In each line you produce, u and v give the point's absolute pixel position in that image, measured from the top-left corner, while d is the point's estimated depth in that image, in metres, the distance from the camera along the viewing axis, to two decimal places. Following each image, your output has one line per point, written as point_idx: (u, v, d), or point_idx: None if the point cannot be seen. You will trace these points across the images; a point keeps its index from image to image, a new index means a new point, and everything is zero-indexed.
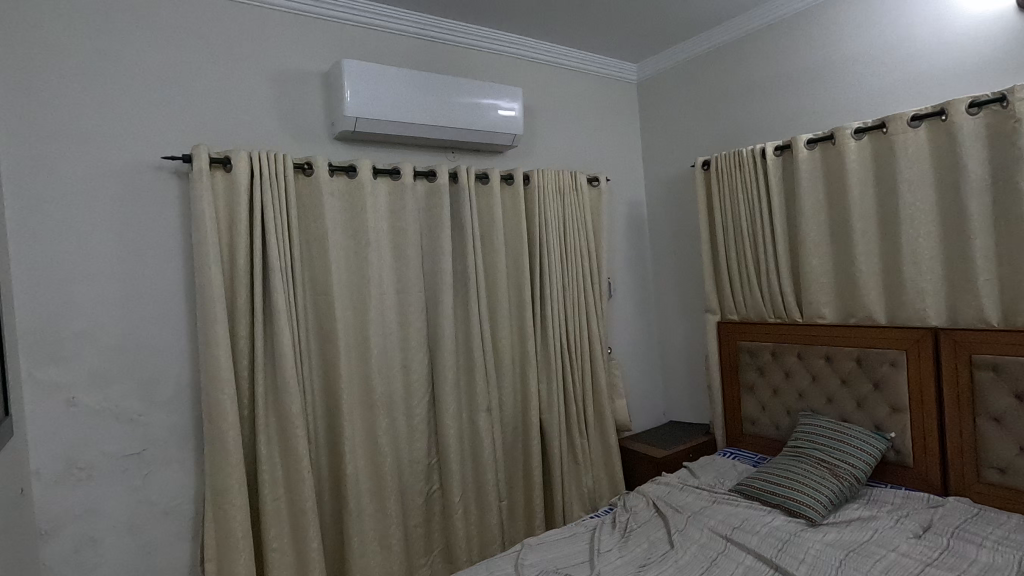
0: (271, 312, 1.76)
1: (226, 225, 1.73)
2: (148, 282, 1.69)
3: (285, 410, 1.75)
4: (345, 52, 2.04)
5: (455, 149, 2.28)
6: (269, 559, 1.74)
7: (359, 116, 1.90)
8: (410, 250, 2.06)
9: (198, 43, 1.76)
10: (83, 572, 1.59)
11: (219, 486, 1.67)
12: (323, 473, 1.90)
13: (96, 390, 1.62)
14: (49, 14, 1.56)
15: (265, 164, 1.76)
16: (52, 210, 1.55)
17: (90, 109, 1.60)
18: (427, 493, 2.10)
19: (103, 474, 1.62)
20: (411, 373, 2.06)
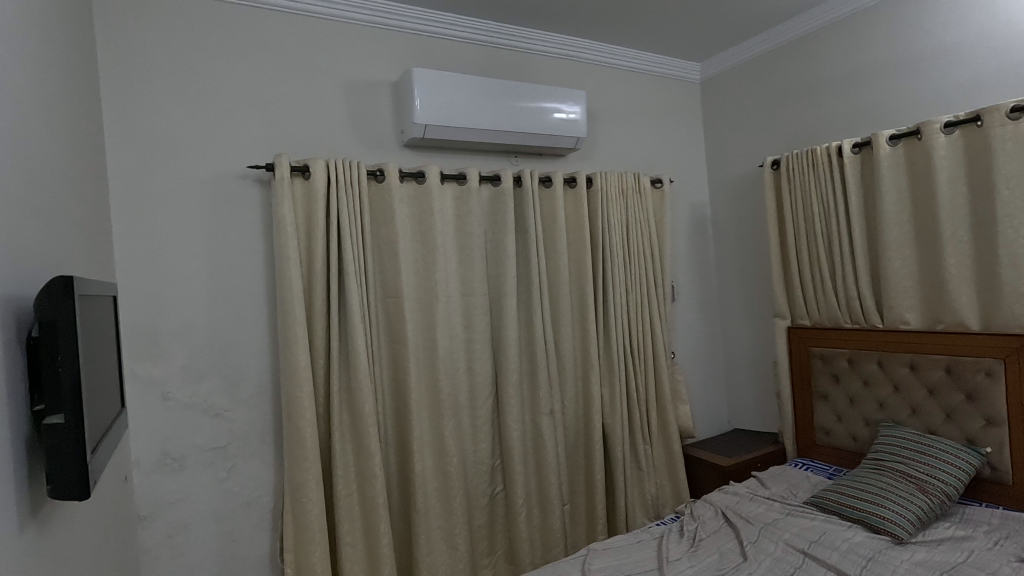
0: (346, 314, 1.83)
1: (305, 230, 1.81)
2: (233, 283, 1.79)
3: (358, 409, 1.81)
4: (413, 60, 2.10)
5: (518, 153, 2.30)
6: (342, 553, 1.80)
7: (427, 122, 1.94)
8: (476, 252, 2.09)
9: (277, 57, 1.86)
10: (176, 555, 1.70)
11: (298, 480, 1.74)
12: (391, 472, 1.96)
13: (187, 385, 1.73)
14: (148, 35, 1.68)
15: (340, 172, 1.84)
16: (152, 217, 1.67)
17: (184, 123, 1.72)
18: (491, 494, 2.12)
19: (193, 464, 1.73)
20: (475, 375, 2.09)
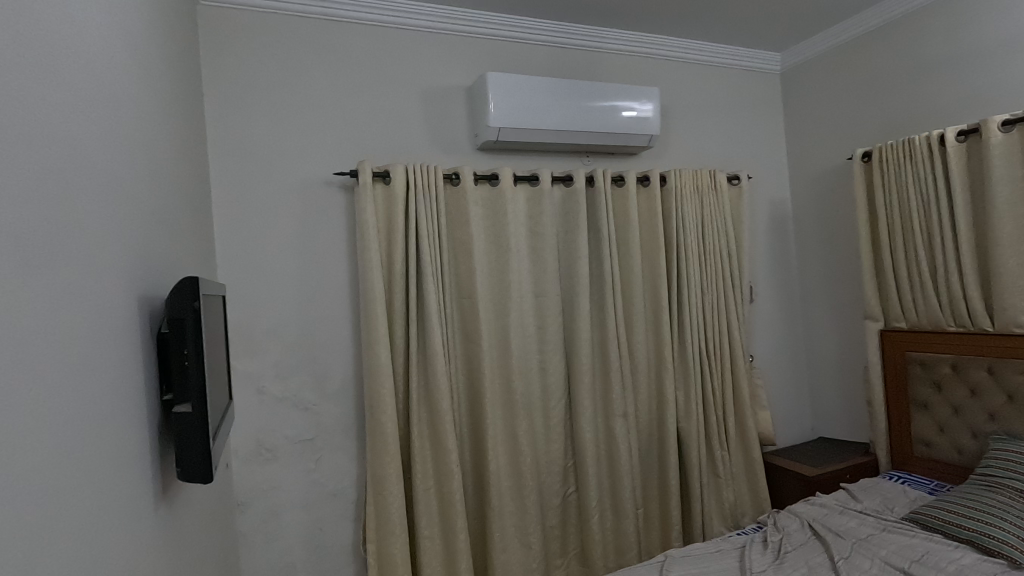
0: (424, 314, 1.88)
1: (385, 234, 1.89)
2: (321, 284, 1.89)
3: (436, 406, 1.87)
4: (487, 65, 2.13)
5: (590, 152, 2.29)
6: (421, 546, 1.86)
7: (501, 125, 1.97)
8: (548, 252, 2.09)
9: (359, 68, 1.94)
10: (269, 540, 1.81)
11: (379, 474, 1.81)
12: (466, 469, 2.00)
13: (280, 380, 1.84)
14: (245, 53, 1.80)
15: (419, 176, 1.90)
16: (249, 223, 1.80)
17: (276, 134, 1.83)
18: (563, 494, 2.12)
19: (284, 455, 1.84)
20: (548, 376, 2.09)
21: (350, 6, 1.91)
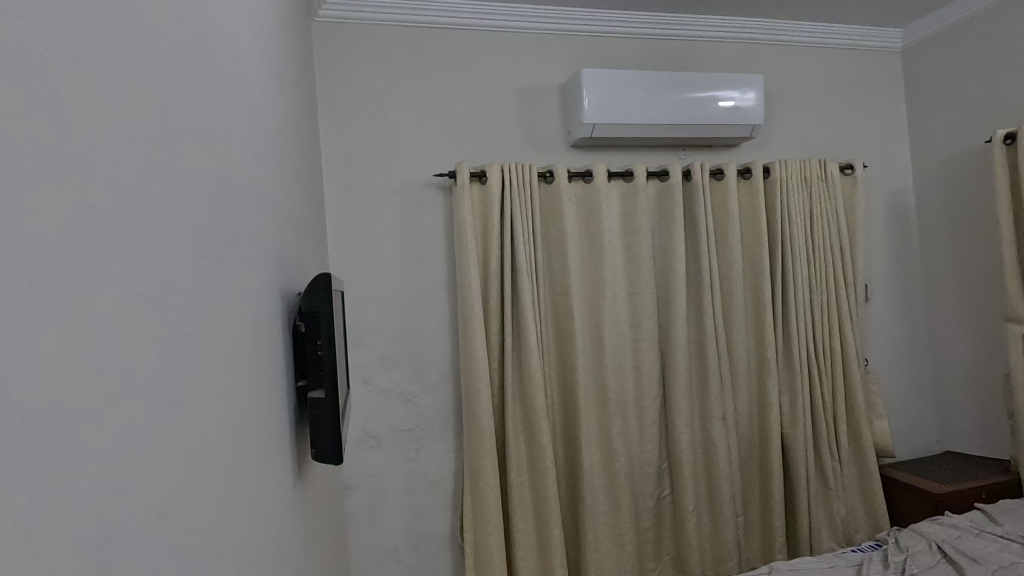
0: (519, 310, 1.91)
1: (482, 232, 1.94)
2: (421, 282, 1.97)
3: (531, 402, 1.89)
4: (581, 61, 2.12)
5: (687, 146, 2.21)
6: (515, 539, 1.89)
7: (595, 122, 1.96)
8: (643, 249, 2.05)
9: (457, 72, 2.00)
10: (375, 523, 1.92)
11: (476, 465, 1.87)
12: (559, 465, 2.00)
13: (384, 372, 1.94)
14: (353, 64, 1.92)
15: (514, 175, 1.93)
16: (357, 223, 1.92)
17: (381, 139, 1.93)
18: (658, 497, 2.07)
19: (388, 443, 1.94)
20: (642, 375, 2.05)
21: (448, 12, 1.97)
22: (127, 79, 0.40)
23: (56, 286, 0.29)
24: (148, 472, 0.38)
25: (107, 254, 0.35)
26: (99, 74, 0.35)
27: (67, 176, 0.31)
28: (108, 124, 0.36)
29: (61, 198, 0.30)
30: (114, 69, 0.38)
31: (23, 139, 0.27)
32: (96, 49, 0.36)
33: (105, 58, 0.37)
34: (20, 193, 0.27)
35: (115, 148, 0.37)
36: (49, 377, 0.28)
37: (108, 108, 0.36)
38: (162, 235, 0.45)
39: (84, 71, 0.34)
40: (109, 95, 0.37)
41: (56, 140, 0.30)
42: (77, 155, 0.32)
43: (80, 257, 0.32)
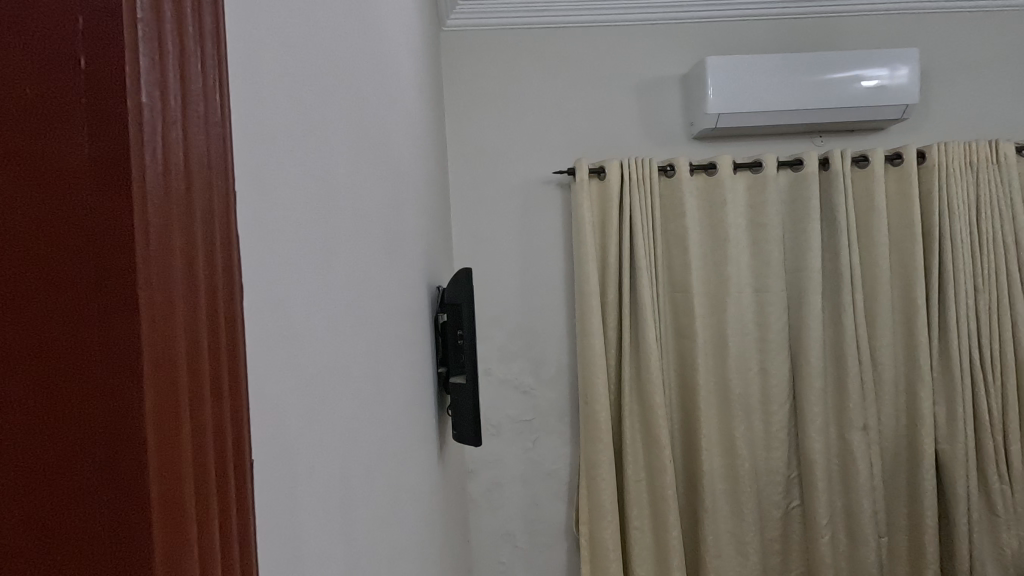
0: (638, 306, 1.90)
1: (600, 228, 1.94)
2: (540, 277, 2.02)
3: (650, 399, 1.86)
4: (705, 50, 2.04)
5: (824, 132, 2.04)
6: (631, 536, 1.88)
7: (721, 111, 1.86)
8: (773, 244, 1.93)
9: (576, 70, 2.02)
10: (494, 507, 2.01)
11: (591, 460, 1.88)
12: (678, 466, 1.96)
13: (503, 363, 2.02)
14: (478, 70, 2.01)
15: (634, 170, 1.91)
16: (479, 221, 2.01)
17: (502, 140, 2.01)
18: (785, 508, 1.94)
19: (506, 432, 2.02)
20: (770, 378, 1.93)
21: (567, 10, 1.98)
22: (330, 95, 0.48)
23: (318, 288, 0.41)
24: (363, 428, 0.50)
25: (337, 256, 0.46)
26: (320, 102, 0.44)
27: (313, 197, 0.41)
28: (325, 141, 0.45)
29: (317, 221, 0.42)
30: (328, 97, 0.47)
31: (304, 183, 0.39)
32: (326, 99, 0.46)
33: (322, 92, 0.45)
34: (307, 225, 0.39)
35: (335, 174, 0.47)
36: (307, 351, 0.37)
37: (326, 134, 0.46)
38: (363, 240, 0.56)
39: (313, 101, 0.43)
40: (325, 119, 0.46)
41: (309, 175, 0.41)
42: (315, 180, 0.42)
43: (327, 263, 0.43)
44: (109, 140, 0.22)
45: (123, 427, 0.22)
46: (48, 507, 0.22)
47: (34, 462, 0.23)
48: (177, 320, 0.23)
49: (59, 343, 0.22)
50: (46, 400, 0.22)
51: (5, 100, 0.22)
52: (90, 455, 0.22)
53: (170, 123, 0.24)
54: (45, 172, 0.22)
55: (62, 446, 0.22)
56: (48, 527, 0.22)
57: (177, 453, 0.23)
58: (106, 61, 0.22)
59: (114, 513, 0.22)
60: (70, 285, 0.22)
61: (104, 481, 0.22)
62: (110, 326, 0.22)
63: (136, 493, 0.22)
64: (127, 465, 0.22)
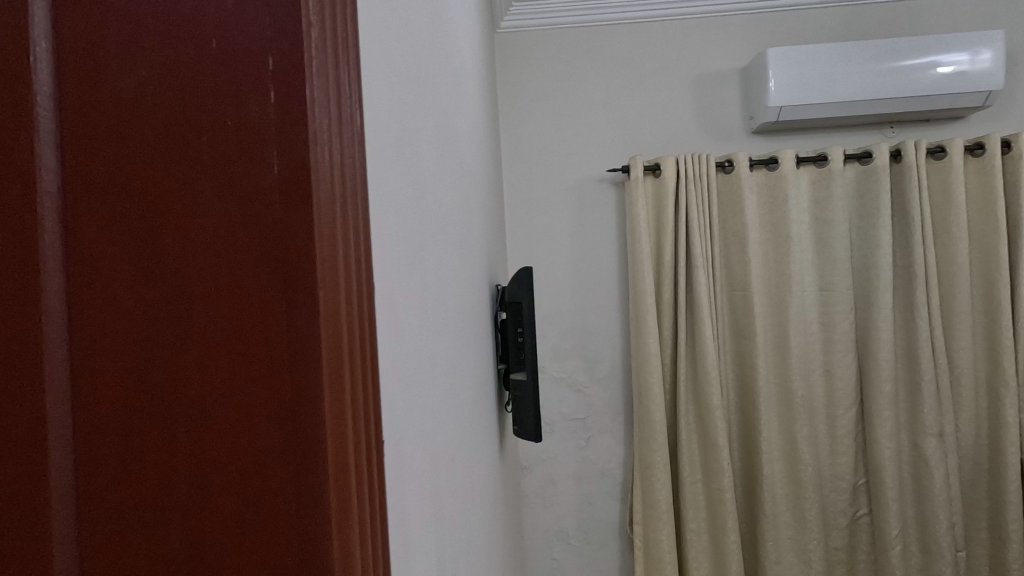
0: (694, 305, 1.86)
1: (655, 226, 1.92)
2: (594, 275, 2.02)
3: (707, 400, 1.83)
4: (766, 41, 1.98)
5: (895, 122, 1.95)
6: (687, 539, 1.85)
7: (783, 104, 1.80)
8: (839, 242, 1.85)
9: (631, 67, 2.01)
10: (547, 504, 2.03)
11: (646, 460, 1.86)
12: (736, 469, 1.91)
13: (556, 361, 2.03)
14: (532, 70, 2.02)
15: (691, 166, 1.87)
16: (533, 220, 2.03)
17: (556, 139, 2.02)
18: (852, 515, 1.87)
19: (560, 430, 2.03)
20: (835, 380, 1.85)
21: (623, 7, 1.97)
22: (418, 101, 0.50)
23: (413, 285, 0.44)
24: (444, 418, 0.53)
25: (426, 255, 0.49)
26: (412, 111, 0.48)
27: (410, 200, 0.45)
28: (416, 148, 0.48)
29: (413, 223, 0.45)
30: (417, 106, 0.50)
31: (405, 190, 0.43)
32: (417, 107, 0.50)
33: (414, 101, 0.49)
34: (406, 228, 0.43)
35: (423, 177, 0.51)
36: (407, 347, 0.40)
37: (417, 140, 0.49)
38: (443, 240, 0.59)
39: (407, 110, 0.46)
40: (416, 127, 0.49)
41: (407, 181, 0.44)
42: (411, 185, 0.45)
43: (419, 262, 0.46)
44: (296, 159, 0.25)
45: (305, 405, 0.26)
46: (241, 479, 0.26)
47: (225, 442, 0.26)
48: (341, 314, 0.27)
49: (252, 333, 0.26)
50: (239, 387, 0.26)
51: (205, 127, 0.26)
52: (278, 431, 0.26)
53: (334, 144, 0.27)
54: (239, 186, 0.26)
55: (249, 421, 0.26)
56: (242, 497, 0.26)
57: (345, 428, 0.27)
58: (293, 91, 0.26)
59: (304, 479, 0.26)
60: (262, 284, 0.26)
61: (290, 453, 0.26)
62: (296, 320, 0.26)
63: (322, 461, 0.26)
64: (312, 439, 0.26)
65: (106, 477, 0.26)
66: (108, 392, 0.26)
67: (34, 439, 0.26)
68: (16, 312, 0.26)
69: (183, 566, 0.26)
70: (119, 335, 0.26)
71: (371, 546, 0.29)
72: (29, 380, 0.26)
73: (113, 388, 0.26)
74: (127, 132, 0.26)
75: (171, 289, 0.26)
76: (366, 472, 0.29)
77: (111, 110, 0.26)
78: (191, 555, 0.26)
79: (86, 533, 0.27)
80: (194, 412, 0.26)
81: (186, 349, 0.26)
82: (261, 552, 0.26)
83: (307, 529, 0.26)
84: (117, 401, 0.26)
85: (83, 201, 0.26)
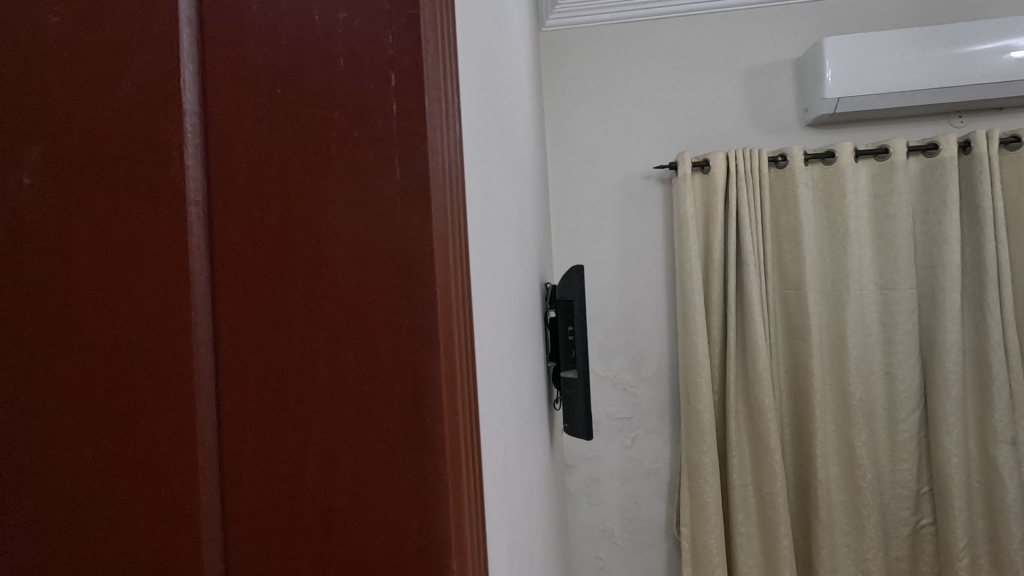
0: (745, 304, 1.81)
1: (704, 223, 1.89)
2: (640, 273, 2.00)
3: (758, 401, 1.78)
4: (822, 31, 1.91)
5: (964, 112, 1.85)
6: (737, 542, 1.81)
7: (840, 95, 1.73)
8: (902, 238, 1.77)
9: (679, 61, 1.97)
10: (592, 502, 2.02)
11: (694, 461, 1.83)
12: (788, 472, 1.86)
13: (602, 360, 2.02)
14: (577, 67, 2.02)
15: (742, 161, 1.83)
16: (578, 219, 2.02)
17: (601, 137, 2.01)
18: (914, 525, 1.78)
19: (605, 429, 2.02)
20: (896, 383, 1.77)
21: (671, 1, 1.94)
22: (486, 106, 0.52)
23: (483, 286, 0.46)
24: (504, 414, 0.54)
25: (491, 256, 0.51)
26: (481, 116, 0.49)
27: (480, 203, 0.46)
28: (484, 152, 0.50)
29: (482, 226, 0.47)
30: (484, 111, 0.52)
31: (476, 193, 0.45)
32: (485, 113, 0.51)
33: (482, 106, 0.50)
34: (478, 232, 0.44)
35: (489, 179, 0.52)
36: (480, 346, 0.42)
37: (486, 144, 0.51)
38: (503, 240, 0.61)
39: (478, 115, 0.48)
40: (485, 131, 0.51)
41: (477, 185, 0.46)
42: (481, 188, 0.47)
43: (487, 263, 0.48)
44: (417, 171, 0.28)
45: (424, 397, 0.28)
46: (366, 464, 0.28)
47: (350, 428, 0.28)
48: (451, 312, 0.30)
49: (375, 330, 0.28)
50: (364, 379, 0.28)
51: (335, 140, 0.28)
52: (399, 421, 0.28)
53: (443, 158, 0.30)
54: (366, 195, 0.28)
55: (373, 411, 0.28)
56: (366, 476, 0.28)
57: (455, 419, 0.29)
58: (414, 109, 0.28)
59: (424, 464, 0.28)
60: (386, 285, 0.28)
61: (409, 442, 0.28)
62: (417, 315, 0.28)
63: (439, 446, 0.28)
64: (430, 429, 0.28)
65: (242, 462, 0.29)
66: (244, 383, 0.29)
67: (180, 425, 0.29)
68: (165, 306, 0.29)
69: (312, 544, 0.28)
70: (254, 330, 0.29)
71: (473, 530, 0.31)
72: (177, 370, 0.29)
73: (248, 381, 0.29)
74: (261, 146, 0.29)
75: (303, 290, 0.28)
76: (468, 459, 0.31)
77: (247, 124, 0.29)
78: (319, 535, 0.28)
79: (224, 512, 0.29)
80: (322, 403, 0.28)
81: (315, 345, 0.28)
82: (383, 530, 0.28)
83: (426, 512, 0.28)
84: (253, 391, 0.29)
85: (222, 208, 0.29)
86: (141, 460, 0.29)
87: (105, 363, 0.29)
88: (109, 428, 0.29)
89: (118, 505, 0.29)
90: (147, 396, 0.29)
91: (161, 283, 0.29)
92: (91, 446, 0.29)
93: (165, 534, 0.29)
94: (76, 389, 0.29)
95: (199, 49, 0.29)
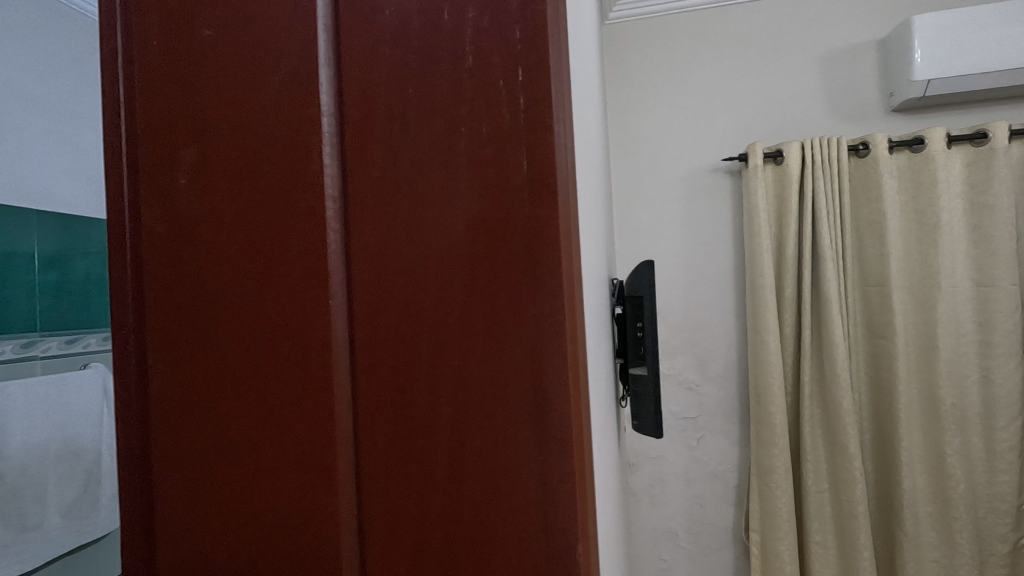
0: (821, 301, 1.72)
1: (776, 217, 1.81)
2: (707, 269, 1.94)
3: (835, 404, 1.69)
4: (909, 9, 1.79)
5: None
6: (811, 551, 1.73)
7: (931, 77, 1.60)
8: (1002, 230, 1.62)
9: (749, 48, 1.90)
10: (656, 503, 1.98)
11: (765, 465, 1.75)
12: (868, 480, 1.75)
13: (666, 358, 1.98)
14: (641, 59, 1.98)
15: (819, 151, 1.73)
16: (642, 214, 1.99)
17: (667, 130, 1.96)
18: (1015, 543, 1.64)
19: (670, 429, 1.98)
20: (993, 387, 1.64)
21: None
22: None
23: None
24: None
25: None
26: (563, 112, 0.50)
27: None
28: None
29: None
30: None
31: None
32: None
33: None
34: None
35: None
36: None
37: None
38: None
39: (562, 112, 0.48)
40: None
41: None
42: None
43: None
44: (544, 165, 0.29)
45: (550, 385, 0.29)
46: (492, 449, 0.29)
47: (478, 413, 0.29)
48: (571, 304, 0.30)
49: (503, 320, 0.29)
50: (490, 366, 0.29)
51: (464, 135, 0.29)
52: (526, 408, 0.29)
53: (564, 152, 0.30)
54: (493, 188, 0.29)
55: (499, 397, 0.29)
56: (493, 460, 0.29)
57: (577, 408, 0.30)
58: (539, 104, 0.29)
59: (549, 451, 0.29)
60: (515, 277, 0.29)
61: (535, 428, 0.29)
62: (543, 307, 0.29)
63: (563, 435, 0.29)
64: (555, 417, 0.29)
65: (374, 442, 0.30)
66: (375, 371, 0.30)
67: (322, 404, 0.31)
68: (308, 294, 0.31)
69: (440, 523, 0.30)
70: (386, 321, 0.30)
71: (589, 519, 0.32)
72: (318, 354, 0.31)
73: (381, 367, 0.30)
74: (394, 142, 0.30)
75: (433, 279, 0.30)
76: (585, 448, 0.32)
77: (379, 125, 0.30)
78: (447, 515, 0.30)
79: (357, 489, 0.31)
80: (450, 389, 0.30)
81: (445, 333, 0.30)
82: (508, 515, 0.29)
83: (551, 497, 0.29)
84: (386, 377, 0.30)
85: (355, 209, 0.30)
86: (287, 438, 0.31)
87: (252, 352, 0.32)
88: (256, 408, 0.32)
89: (263, 485, 0.32)
90: (292, 378, 0.31)
91: (304, 274, 0.31)
92: (244, 423, 0.32)
93: (305, 510, 0.31)
94: (227, 376, 0.32)
95: (335, 52, 0.31)
